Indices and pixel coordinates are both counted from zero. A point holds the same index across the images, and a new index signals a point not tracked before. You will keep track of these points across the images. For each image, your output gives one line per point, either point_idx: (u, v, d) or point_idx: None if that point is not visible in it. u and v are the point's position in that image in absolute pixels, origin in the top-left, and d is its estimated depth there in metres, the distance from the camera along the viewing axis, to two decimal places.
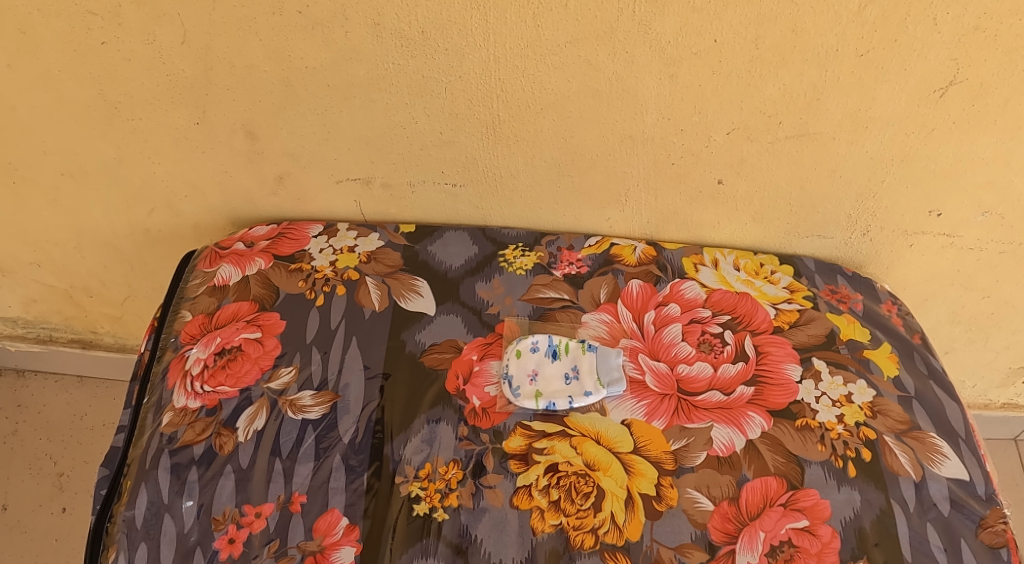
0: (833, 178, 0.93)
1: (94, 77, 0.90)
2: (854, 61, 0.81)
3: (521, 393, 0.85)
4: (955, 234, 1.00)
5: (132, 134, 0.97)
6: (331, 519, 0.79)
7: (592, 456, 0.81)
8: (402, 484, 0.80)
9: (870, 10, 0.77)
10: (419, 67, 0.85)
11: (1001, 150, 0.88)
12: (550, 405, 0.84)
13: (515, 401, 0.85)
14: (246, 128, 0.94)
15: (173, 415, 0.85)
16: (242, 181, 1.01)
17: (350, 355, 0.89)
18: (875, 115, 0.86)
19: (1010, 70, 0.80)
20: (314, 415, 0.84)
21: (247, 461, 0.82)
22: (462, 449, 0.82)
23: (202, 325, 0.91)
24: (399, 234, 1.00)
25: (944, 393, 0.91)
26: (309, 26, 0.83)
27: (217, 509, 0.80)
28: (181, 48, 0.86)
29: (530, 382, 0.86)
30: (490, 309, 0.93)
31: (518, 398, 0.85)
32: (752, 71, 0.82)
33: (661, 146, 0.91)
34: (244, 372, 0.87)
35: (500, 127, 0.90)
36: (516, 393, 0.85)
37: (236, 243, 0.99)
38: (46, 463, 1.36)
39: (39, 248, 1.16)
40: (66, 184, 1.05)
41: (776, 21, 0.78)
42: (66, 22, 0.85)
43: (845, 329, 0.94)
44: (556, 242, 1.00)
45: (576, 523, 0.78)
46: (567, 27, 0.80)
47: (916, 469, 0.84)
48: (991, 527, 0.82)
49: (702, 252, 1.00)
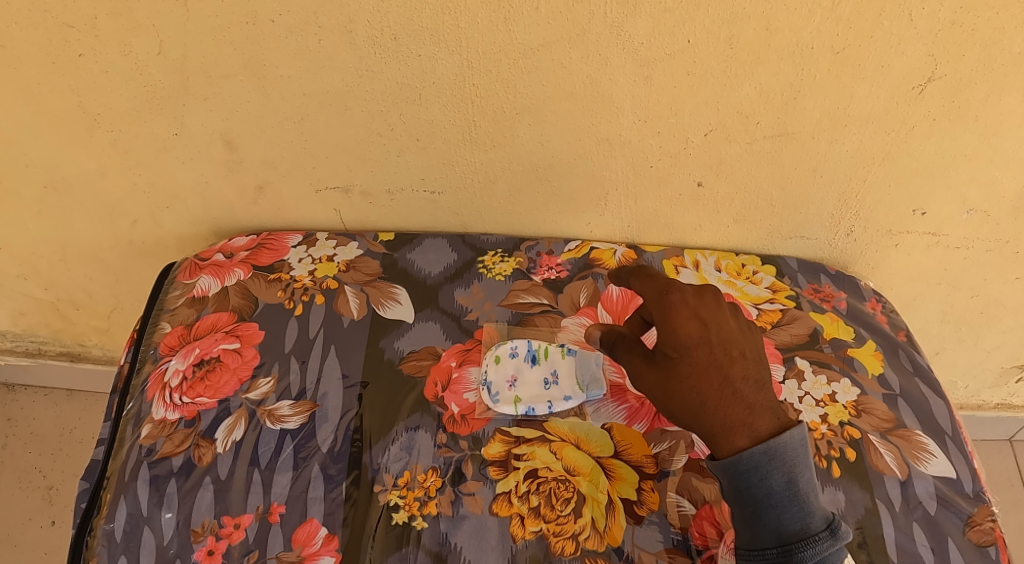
0: (814, 178, 0.93)
1: (74, 89, 0.90)
2: (830, 58, 0.80)
3: (500, 399, 0.85)
4: (940, 232, 0.99)
5: (113, 145, 0.97)
6: (310, 529, 0.78)
7: (572, 461, 0.81)
8: (381, 494, 0.80)
9: (844, 7, 0.76)
10: (394, 73, 0.85)
11: (983, 146, 0.88)
12: (529, 410, 0.84)
13: (494, 407, 0.84)
14: (224, 137, 0.94)
15: (152, 428, 0.84)
16: (222, 191, 1.01)
17: (329, 364, 0.88)
18: (853, 113, 0.85)
19: (989, 65, 0.80)
20: (293, 426, 0.84)
21: (226, 472, 0.81)
22: (442, 457, 0.82)
23: (181, 337, 0.90)
24: (378, 242, 1.00)
25: (929, 390, 0.91)
26: (282, 35, 0.83)
27: (196, 520, 0.79)
28: (157, 59, 0.86)
29: (509, 388, 0.86)
30: (469, 316, 0.92)
31: (496, 404, 0.84)
32: (727, 71, 0.82)
33: (638, 149, 0.90)
34: (223, 382, 0.87)
35: (476, 132, 0.90)
36: (496, 398, 0.85)
37: (215, 254, 0.99)
38: (35, 476, 1.36)
39: (25, 262, 1.16)
40: (50, 197, 1.05)
41: (749, 19, 0.77)
42: (43, 34, 0.85)
43: (828, 328, 0.93)
44: (535, 247, 0.99)
45: (556, 529, 0.77)
46: (538, 31, 0.80)
47: (902, 468, 0.83)
48: (979, 525, 0.81)
49: (682, 254, 1.00)
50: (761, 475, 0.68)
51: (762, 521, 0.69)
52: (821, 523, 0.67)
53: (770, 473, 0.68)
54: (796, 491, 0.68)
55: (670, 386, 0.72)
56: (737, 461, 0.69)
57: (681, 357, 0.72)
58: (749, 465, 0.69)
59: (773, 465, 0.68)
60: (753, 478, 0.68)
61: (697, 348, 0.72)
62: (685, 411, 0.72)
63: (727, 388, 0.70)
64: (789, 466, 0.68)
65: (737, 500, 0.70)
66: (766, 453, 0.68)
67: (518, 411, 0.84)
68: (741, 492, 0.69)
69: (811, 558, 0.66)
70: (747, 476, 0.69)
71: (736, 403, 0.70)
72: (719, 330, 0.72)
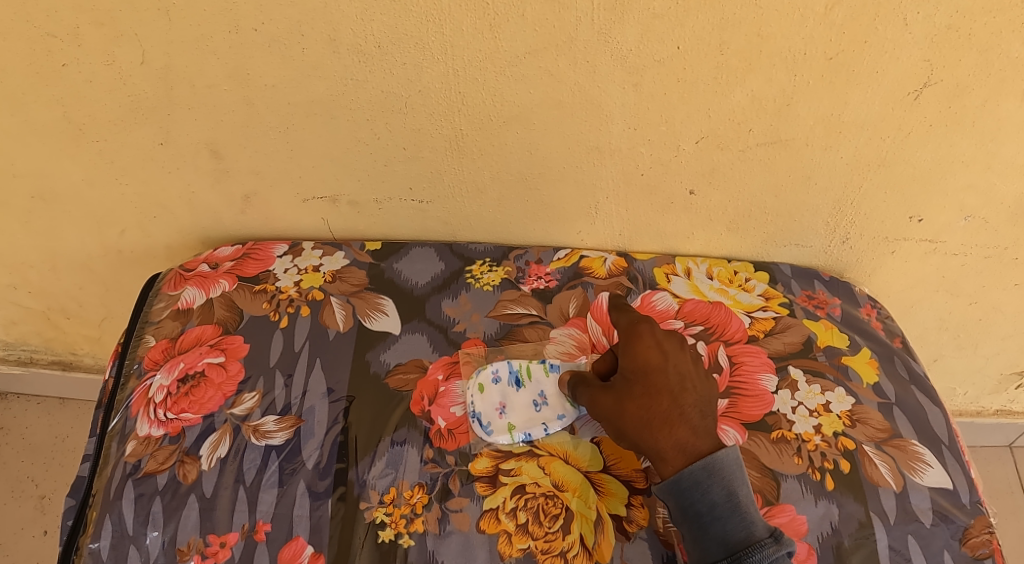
0: (808, 185, 0.91)
1: (58, 99, 0.89)
2: (824, 64, 0.79)
3: (493, 429, 0.82)
4: (937, 239, 0.97)
5: (99, 155, 0.96)
6: (296, 548, 0.77)
7: (560, 477, 0.80)
8: (367, 511, 0.79)
9: (837, 12, 0.74)
10: (380, 82, 0.84)
11: (980, 152, 0.86)
12: (526, 436, 0.82)
13: (490, 438, 0.82)
14: (210, 147, 0.93)
15: (136, 444, 0.83)
16: (209, 200, 1.00)
17: (315, 377, 0.87)
18: (847, 120, 0.84)
19: (986, 70, 0.78)
20: (278, 441, 0.83)
21: (211, 489, 0.80)
22: (428, 472, 0.80)
23: (166, 351, 0.89)
24: (365, 252, 0.98)
25: (925, 398, 0.89)
26: (266, 44, 0.81)
27: (182, 540, 0.78)
28: (140, 69, 0.85)
29: (500, 416, 0.83)
30: (456, 327, 0.91)
31: (490, 436, 0.82)
32: (718, 78, 0.80)
33: (629, 157, 0.89)
34: (207, 398, 0.86)
35: (464, 141, 0.89)
36: (489, 429, 0.82)
37: (200, 264, 0.97)
38: (28, 485, 1.35)
39: (15, 271, 1.15)
40: (38, 207, 1.04)
41: (740, 25, 0.76)
42: (26, 45, 0.83)
43: (822, 336, 0.92)
44: (524, 256, 0.98)
45: (544, 546, 0.76)
46: (524, 38, 0.78)
47: (897, 480, 0.82)
48: (976, 537, 0.80)
49: (674, 261, 0.98)
50: (702, 490, 0.71)
51: (709, 536, 0.70)
52: (764, 531, 0.69)
53: (710, 487, 0.71)
54: (737, 502, 0.70)
55: (621, 405, 0.75)
56: (678, 479, 0.71)
57: (636, 379, 0.74)
58: (690, 481, 0.71)
59: (711, 479, 0.71)
60: (695, 494, 0.71)
61: (652, 372, 0.74)
62: (634, 430, 0.74)
63: (675, 410, 0.73)
64: (726, 479, 0.71)
65: (682, 520, 0.72)
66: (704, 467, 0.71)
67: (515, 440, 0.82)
68: (685, 509, 0.71)
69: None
70: (689, 493, 0.71)
71: (682, 424, 0.73)
72: (677, 361, 0.75)
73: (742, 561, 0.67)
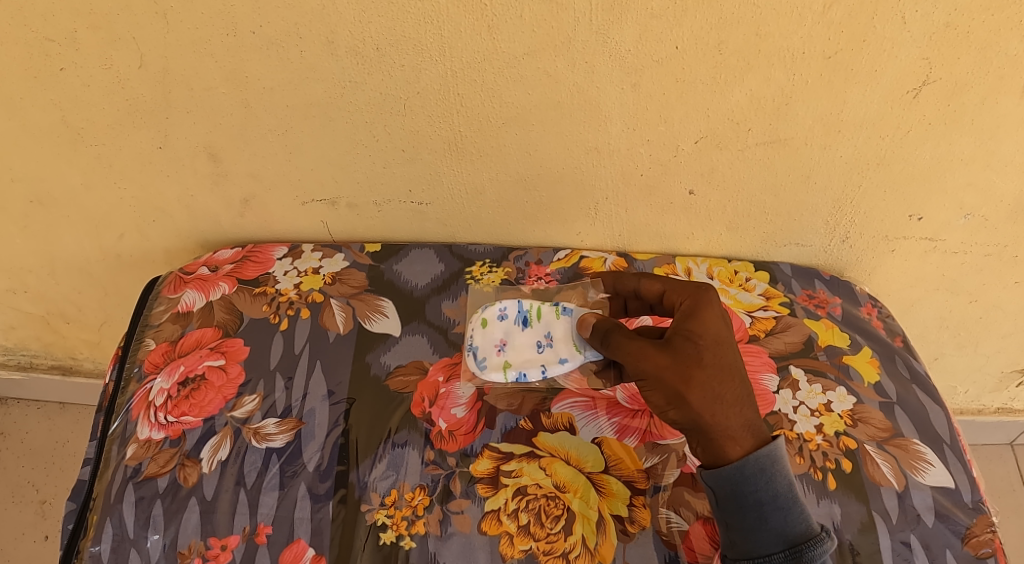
0: (808, 184, 0.91)
1: (55, 103, 0.89)
2: (822, 63, 0.79)
3: (490, 366, 0.86)
4: (937, 237, 0.97)
5: (97, 159, 0.95)
6: (297, 550, 0.77)
7: (562, 477, 0.79)
8: (368, 513, 0.78)
9: (835, 10, 0.74)
10: (378, 84, 0.84)
11: (980, 150, 0.86)
12: (522, 376, 0.85)
13: (484, 375, 0.85)
14: (208, 150, 0.93)
15: (137, 448, 0.83)
16: (208, 204, 1.00)
17: (315, 380, 0.87)
18: (846, 118, 0.84)
19: (984, 68, 0.78)
20: (279, 444, 0.82)
21: (212, 492, 0.80)
22: (429, 474, 0.80)
23: (166, 354, 0.89)
24: (364, 254, 0.98)
25: (926, 397, 0.89)
26: (264, 46, 0.81)
27: (183, 543, 0.78)
28: (138, 72, 0.85)
29: (501, 354, 0.87)
30: (456, 328, 0.91)
31: (486, 372, 0.85)
32: (716, 77, 0.80)
33: (628, 157, 0.89)
34: (208, 401, 0.85)
35: (462, 142, 0.89)
36: (486, 366, 0.86)
37: (200, 267, 0.97)
38: (28, 490, 1.35)
39: (14, 276, 1.15)
40: (36, 212, 1.04)
41: (738, 24, 0.76)
42: (23, 49, 0.83)
43: (823, 335, 0.92)
44: (523, 257, 0.98)
45: (546, 548, 0.76)
46: (522, 39, 0.78)
47: (899, 479, 0.82)
48: (978, 537, 0.80)
49: (674, 262, 0.99)
50: (767, 479, 0.70)
51: (766, 527, 0.70)
52: (819, 527, 0.70)
53: (775, 477, 0.71)
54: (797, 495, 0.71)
55: (688, 370, 0.72)
56: (742, 465, 0.71)
57: (705, 348, 0.74)
58: (755, 469, 0.71)
59: (776, 468, 0.71)
60: (758, 482, 0.70)
61: (723, 344, 0.75)
62: (700, 400, 0.72)
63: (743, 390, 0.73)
64: (789, 471, 0.71)
65: (736, 507, 0.71)
66: (770, 455, 0.71)
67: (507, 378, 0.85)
68: (745, 497, 0.71)
69: (818, 558, 0.68)
70: (752, 480, 0.71)
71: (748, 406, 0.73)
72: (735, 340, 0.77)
73: (803, 554, 0.68)
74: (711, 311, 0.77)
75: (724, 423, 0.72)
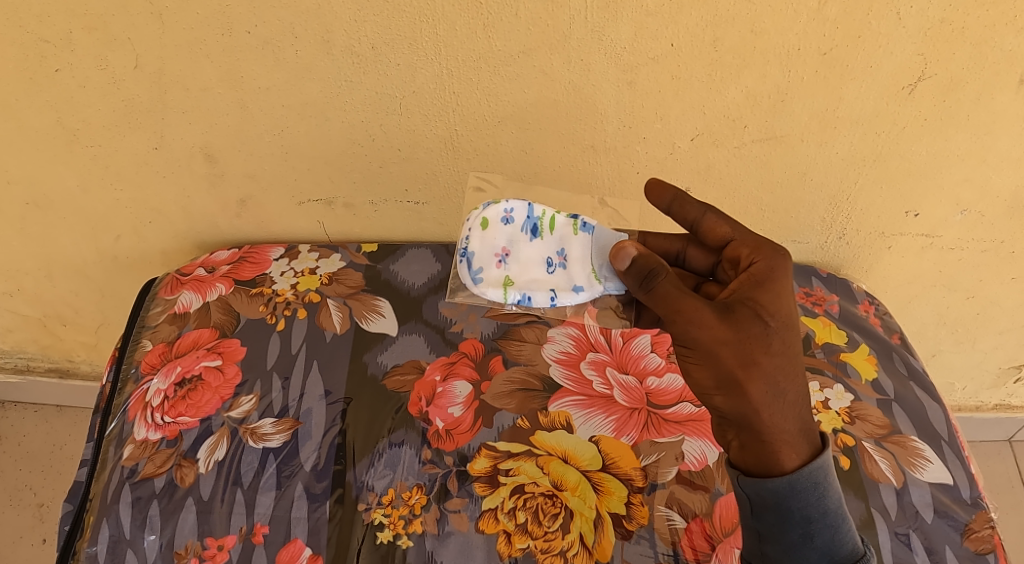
0: (804, 182, 0.91)
1: (51, 105, 0.89)
2: (818, 60, 0.79)
3: (491, 280, 0.84)
4: (934, 234, 0.97)
5: (93, 161, 0.95)
6: (294, 550, 0.77)
7: (559, 476, 0.79)
8: (365, 512, 0.78)
9: (830, 7, 0.74)
10: (374, 83, 0.84)
11: (976, 145, 0.86)
12: (523, 297, 0.84)
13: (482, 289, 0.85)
14: (204, 151, 0.93)
15: (134, 448, 0.83)
16: (204, 205, 1.00)
17: (312, 380, 0.87)
18: (842, 115, 0.84)
19: (980, 63, 0.78)
20: (275, 444, 0.82)
21: (208, 492, 0.80)
22: (426, 473, 0.80)
23: (162, 355, 0.89)
24: (361, 254, 0.98)
25: (924, 394, 0.89)
26: (260, 46, 0.81)
27: (179, 543, 0.78)
28: (133, 73, 0.85)
29: (503, 268, 0.84)
30: (453, 327, 0.91)
31: (484, 286, 0.84)
32: (712, 75, 0.80)
33: (624, 155, 0.89)
34: (204, 401, 0.85)
35: (459, 141, 0.89)
36: (487, 280, 0.84)
37: (197, 268, 0.97)
38: (26, 493, 1.35)
39: (11, 278, 1.15)
40: (32, 214, 1.04)
41: (733, 21, 0.76)
42: (19, 50, 0.83)
43: (820, 332, 0.92)
44: None
45: (545, 546, 0.76)
46: (517, 37, 0.78)
47: (897, 476, 0.81)
48: (977, 533, 0.79)
49: None
50: (818, 494, 0.67)
51: (812, 544, 0.67)
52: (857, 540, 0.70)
53: (826, 492, 0.68)
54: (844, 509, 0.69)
55: (752, 357, 0.69)
56: (795, 480, 0.67)
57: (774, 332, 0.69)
58: (808, 482, 0.67)
59: (829, 483, 0.68)
60: (809, 498, 0.67)
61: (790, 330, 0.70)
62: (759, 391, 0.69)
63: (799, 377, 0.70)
64: (836, 483, 0.69)
65: (779, 520, 0.68)
66: (824, 469, 0.67)
67: (507, 297, 0.85)
68: (794, 513, 0.67)
69: None
70: (804, 495, 0.67)
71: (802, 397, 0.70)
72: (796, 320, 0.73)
73: None
74: (785, 286, 0.71)
75: (781, 425, 0.68)
